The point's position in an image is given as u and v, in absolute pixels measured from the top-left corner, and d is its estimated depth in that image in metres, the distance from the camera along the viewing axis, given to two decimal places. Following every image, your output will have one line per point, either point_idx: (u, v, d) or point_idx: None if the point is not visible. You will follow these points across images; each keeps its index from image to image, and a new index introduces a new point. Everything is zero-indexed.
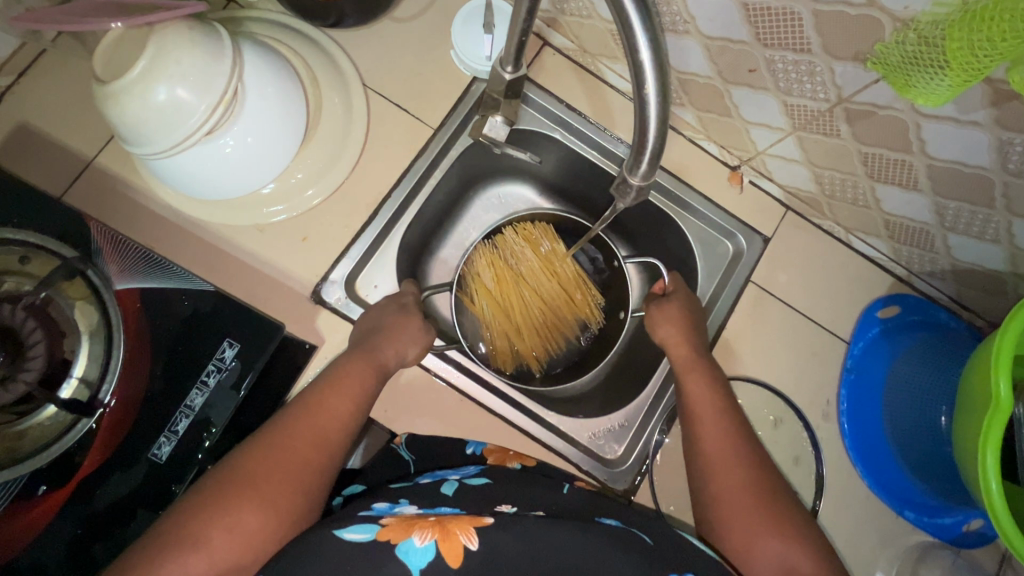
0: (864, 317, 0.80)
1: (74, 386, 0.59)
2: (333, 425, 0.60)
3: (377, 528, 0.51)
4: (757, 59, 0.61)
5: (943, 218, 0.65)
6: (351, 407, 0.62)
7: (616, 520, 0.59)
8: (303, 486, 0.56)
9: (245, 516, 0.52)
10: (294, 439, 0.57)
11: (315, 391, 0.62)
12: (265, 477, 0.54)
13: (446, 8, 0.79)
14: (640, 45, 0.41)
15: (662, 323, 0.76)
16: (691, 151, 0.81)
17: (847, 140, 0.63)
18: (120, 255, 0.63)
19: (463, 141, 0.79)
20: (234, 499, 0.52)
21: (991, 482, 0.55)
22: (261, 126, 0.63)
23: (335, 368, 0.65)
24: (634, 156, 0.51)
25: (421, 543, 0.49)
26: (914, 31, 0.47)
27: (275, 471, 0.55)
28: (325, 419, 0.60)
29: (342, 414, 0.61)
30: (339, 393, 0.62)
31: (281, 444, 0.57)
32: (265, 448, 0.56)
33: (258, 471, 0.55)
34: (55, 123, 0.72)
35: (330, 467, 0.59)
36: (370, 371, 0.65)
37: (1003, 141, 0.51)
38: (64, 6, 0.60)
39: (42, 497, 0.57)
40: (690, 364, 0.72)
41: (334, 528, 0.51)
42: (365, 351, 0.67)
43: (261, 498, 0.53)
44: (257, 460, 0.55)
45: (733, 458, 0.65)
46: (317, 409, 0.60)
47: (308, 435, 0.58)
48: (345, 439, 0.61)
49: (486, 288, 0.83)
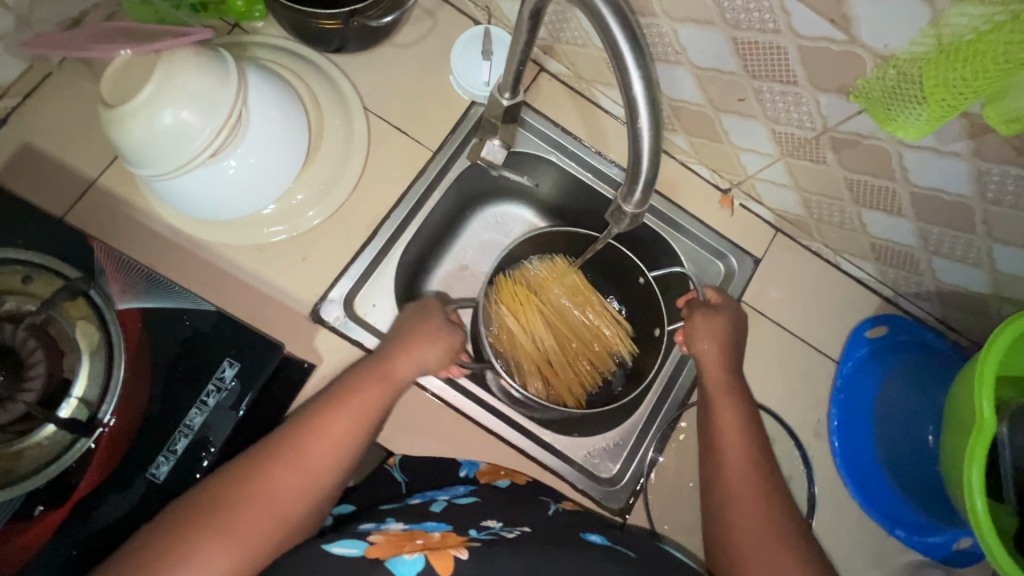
0: (853, 337, 0.81)
1: (73, 405, 0.59)
2: (327, 459, 0.58)
3: (366, 545, 0.52)
4: (746, 89, 0.63)
5: (926, 241, 0.67)
6: (349, 439, 0.60)
7: (601, 536, 0.61)
8: (287, 525, 0.55)
9: (222, 552, 0.51)
10: (282, 475, 0.56)
11: (315, 415, 0.60)
12: (250, 514, 0.54)
13: (445, 35, 0.81)
14: (633, 79, 0.43)
15: (703, 336, 0.74)
16: (683, 174, 0.83)
17: (834, 167, 0.66)
18: (123, 275, 0.64)
19: (461, 163, 0.80)
20: (206, 532, 0.52)
21: (977, 502, 0.56)
22: (263, 149, 0.65)
23: (343, 389, 0.63)
24: (628, 184, 0.52)
25: (407, 559, 0.50)
26: (894, 67, 0.49)
27: (262, 508, 0.54)
28: (319, 450, 0.58)
29: (339, 447, 0.59)
30: (337, 421, 0.60)
31: (271, 479, 0.56)
32: (252, 478, 0.55)
33: (244, 504, 0.54)
34: (59, 144, 0.73)
35: (313, 496, 0.57)
36: (375, 395, 0.63)
37: (981, 171, 0.54)
38: (77, 36, 0.62)
39: (38, 517, 0.57)
40: (721, 385, 0.73)
41: (324, 542, 0.53)
42: (372, 373, 0.65)
43: (244, 535, 0.53)
44: (244, 495, 0.54)
45: (742, 482, 0.67)
46: (313, 436, 0.59)
47: (293, 461, 0.57)
48: (340, 472, 0.59)
49: (508, 315, 0.82)
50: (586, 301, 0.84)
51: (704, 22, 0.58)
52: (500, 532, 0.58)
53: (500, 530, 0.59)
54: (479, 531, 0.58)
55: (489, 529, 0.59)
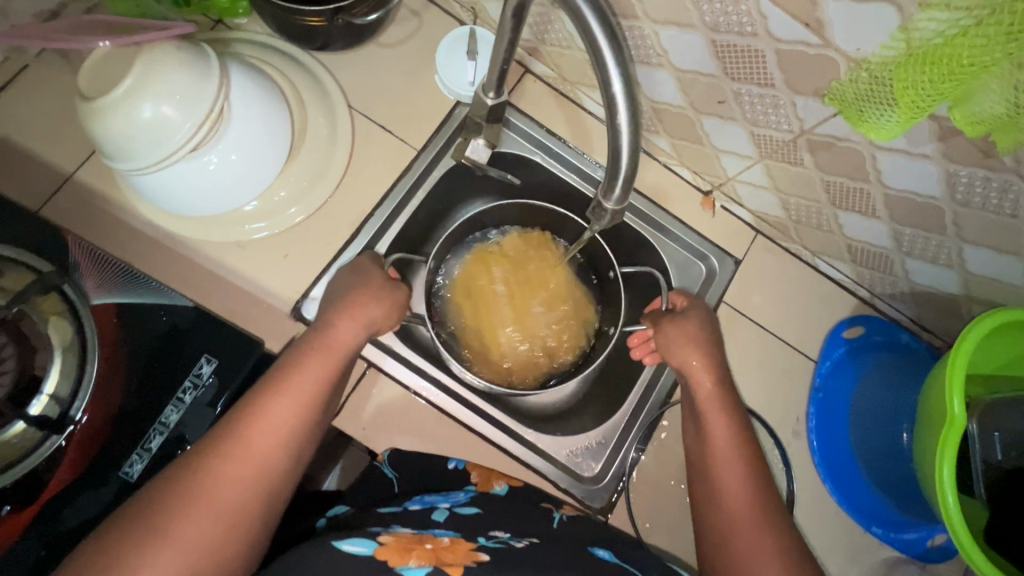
0: (830, 337, 0.82)
1: (44, 402, 0.58)
2: (272, 444, 0.57)
3: (375, 544, 0.52)
4: (726, 92, 0.64)
5: (900, 242, 0.69)
6: (294, 420, 0.58)
7: (607, 551, 0.62)
8: (233, 524, 0.52)
9: (164, 549, 0.48)
10: (230, 465, 0.54)
11: (252, 399, 0.58)
12: (191, 513, 0.51)
13: (430, 36, 0.81)
14: (613, 77, 0.44)
15: (676, 347, 0.75)
16: (666, 176, 0.84)
17: (811, 169, 0.67)
18: (99, 270, 0.63)
19: (445, 162, 0.80)
20: (152, 533, 0.49)
21: (949, 497, 0.57)
22: (245, 145, 0.64)
23: (284, 370, 0.61)
24: (608, 180, 0.52)
25: (417, 566, 0.50)
26: (866, 71, 0.51)
27: (204, 508, 0.51)
28: (262, 437, 0.56)
29: (282, 430, 0.57)
30: (280, 401, 0.58)
31: (212, 474, 0.53)
32: (193, 475, 0.53)
33: (188, 503, 0.51)
34: (35, 137, 0.71)
35: (260, 489, 0.55)
36: (321, 369, 0.62)
37: (950, 173, 0.55)
38: (54, 29, 0.61)
39: (7, 516, 0.55)
40: (711, 401, 0.72)
41: (333, 539, 0.52)
42: (320, 347, 0.64)
43: (190, 538, 0.50)
44: (181, 494, 0.51)
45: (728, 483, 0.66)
46: (253, 421, 0.57)
47: (240, 455, 0.55)
48: (287, 456, 0.57)
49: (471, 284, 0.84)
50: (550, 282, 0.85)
51: (684, 25, 0.59)
52: (509, 541, 0.58)
53: (508, 539, 0.59)
54: (486, 539, 0.58)
55: (495, 537, 0.58)
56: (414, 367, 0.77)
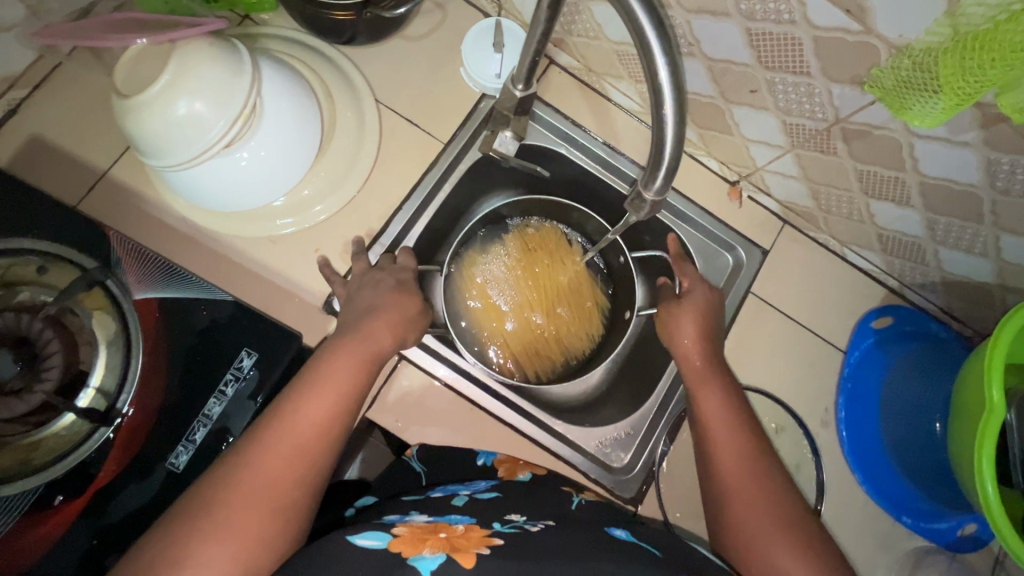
0: (859, 327, 0.82)
1: (91, 395, 0.59)
2: (310, 442, 0.57)
3: (389, 537, 0.53)
4: (758, 80, 0.64)
5: (934, 231, 0.68)
6: (330, 416, 0.59)
7: (626, 531, 0.62)
8: (286, 515, 0.54)
9: (220, 540, 0.50)
10: (271, 456, 0.55)
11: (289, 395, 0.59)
12: (244, 503, 0.52)
13: (455, 29, 0.81)
14: (658, 66, 0.44)
15: (674, 330, 0.75)
16: (692, 167, 0.84)
17: (844, 158, 0.66)
18: (140, 266, 0.64)
19: (472, 155, 0.80)
20: (211, 528, 0.50)
21: (988, 487, 0.57)
22: (275, 141, 0.65)
23: (318, 369, 0.61)
24: (650, 171, 0.52)
25: (430, 556, 0.50)
26: (909, 57, 0.50)
27: (254, 499, 0.52)
28: (300, 428, 0.57)
29: (319, 423, 0.58)
30: (313, 400, 0.59)
31: (259, 467, 0.54)
32: (240, 469, 0.54)
33: (234, 493, 0.52)
34: (69, 136, 0.72)
35: (307, 481, 0.56)
36: (352, 367, 0.62)
37: (992, 160, 0.54)
38: (91, 26, 0.62)
39: (59, 507, 0.57)
40: (702, 376, 0.72)
41: (348, 534, 0.53)
42: (352, 346, 0.63)
43: (242, 535, 0.51)
44: (232, 486, 0.53)
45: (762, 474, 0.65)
46: (291, 423, 0.57)
47: (285, 448, 0.55)
48: (327, 452, 0.58)
49: (487, 275, 0.85)
50: (559, 272, 0.86)
51: (719, 14, 0.59)
52: (524, 525, 0.58)
53: (523, 523, 0.59)
54: (502, 524, 0.58)
55: (512, 522, 0.59)
56: (439, 355, 0.77)
